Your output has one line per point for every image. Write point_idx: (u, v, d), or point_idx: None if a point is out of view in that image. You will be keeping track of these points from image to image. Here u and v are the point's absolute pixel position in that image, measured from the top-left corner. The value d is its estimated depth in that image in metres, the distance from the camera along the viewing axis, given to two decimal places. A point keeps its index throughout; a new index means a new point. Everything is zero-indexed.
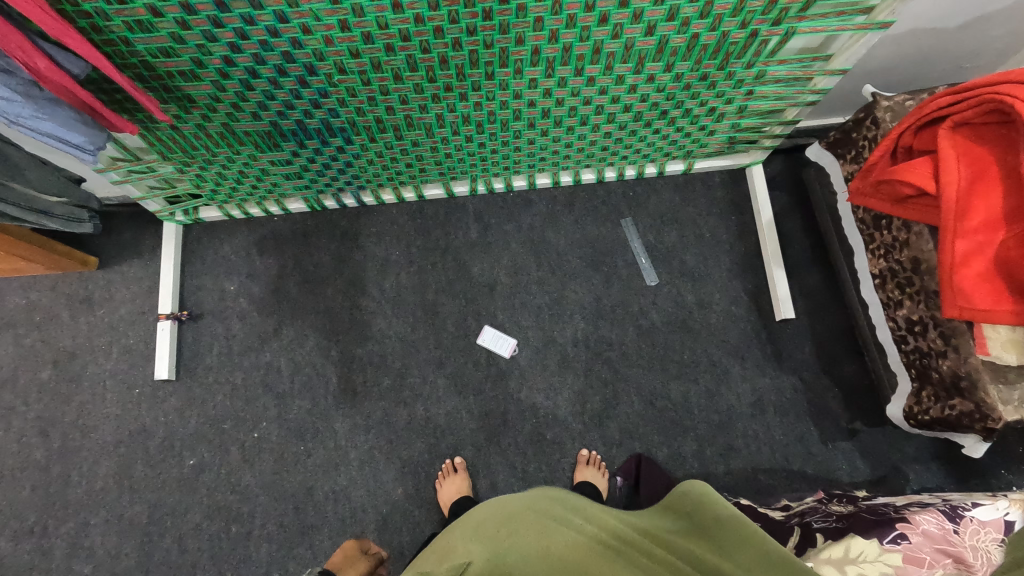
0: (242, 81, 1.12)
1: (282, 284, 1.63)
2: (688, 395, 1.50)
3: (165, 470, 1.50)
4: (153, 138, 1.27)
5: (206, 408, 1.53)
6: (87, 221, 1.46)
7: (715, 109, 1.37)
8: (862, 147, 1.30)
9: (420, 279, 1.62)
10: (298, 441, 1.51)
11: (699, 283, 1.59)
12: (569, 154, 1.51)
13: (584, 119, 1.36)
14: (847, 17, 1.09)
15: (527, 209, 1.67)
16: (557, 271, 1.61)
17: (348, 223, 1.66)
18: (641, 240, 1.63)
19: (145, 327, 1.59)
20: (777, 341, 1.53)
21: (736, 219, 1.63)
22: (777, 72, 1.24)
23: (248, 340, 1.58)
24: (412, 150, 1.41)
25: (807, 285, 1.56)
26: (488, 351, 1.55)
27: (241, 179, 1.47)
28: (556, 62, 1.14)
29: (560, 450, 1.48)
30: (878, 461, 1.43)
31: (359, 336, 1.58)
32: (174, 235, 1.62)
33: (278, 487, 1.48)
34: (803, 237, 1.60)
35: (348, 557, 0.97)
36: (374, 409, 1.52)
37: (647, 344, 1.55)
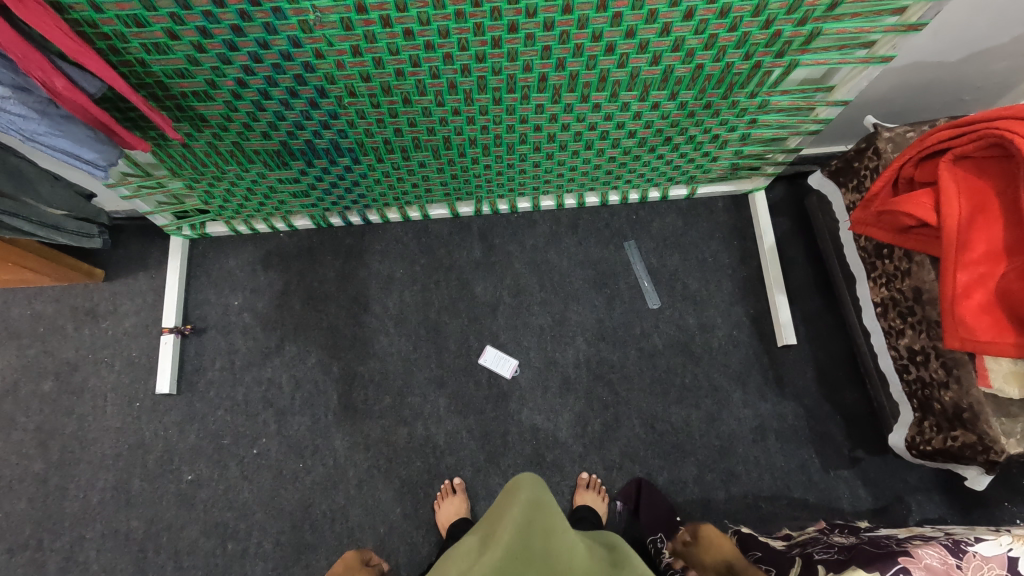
0: (254, 102, 1.14)
1: (285, 299, 1.64)
2: (689, 419, 1.50)
3: (163, 485, 1.49)
4: (164, 155, 1.29)
5: (206, 422, 1.53)
6: (97, 236, 1.47)
7: (718, 136, 1.38)
8: (864, 177, 1.31)
9: (423, 297, 1.63)
10: (298, 458, 1.50)
11: (701, 307, 1.59)
12: (573, 177, 1.53)
13: (589, 144, 1.37)
14: (848, 50, 1.12)
15: (530, 229, 1.68)
16: (559, 292, 1.62)
17: (354, 241, 1.68)
18: (644, 262, 1.64)
19: (149, 340, 1.60)
20: (779, 367, 1.53)
21: (738, 244, 1.64)
22: (780, 101, 1.27)
23: (250, 356, 1.59)
24: (419, 170, 1.43)
25: (809, 311, 1.57)
26: (489, 371, 1.55)
27: (249, 195, 1.49)
28: (562, 89, 1.16)
29: (560, 473, 1.47)
30: (881, 491, 1.42)
31: (361, 353, 1.58)
32: (180, 249, 1.64)
33: (276, 505, 1.47)
34: (805, 263, 1.61)
35: (351, 567, 1.27)
36: (374, 427, 1.52)
37: (648, 368, 1.55)
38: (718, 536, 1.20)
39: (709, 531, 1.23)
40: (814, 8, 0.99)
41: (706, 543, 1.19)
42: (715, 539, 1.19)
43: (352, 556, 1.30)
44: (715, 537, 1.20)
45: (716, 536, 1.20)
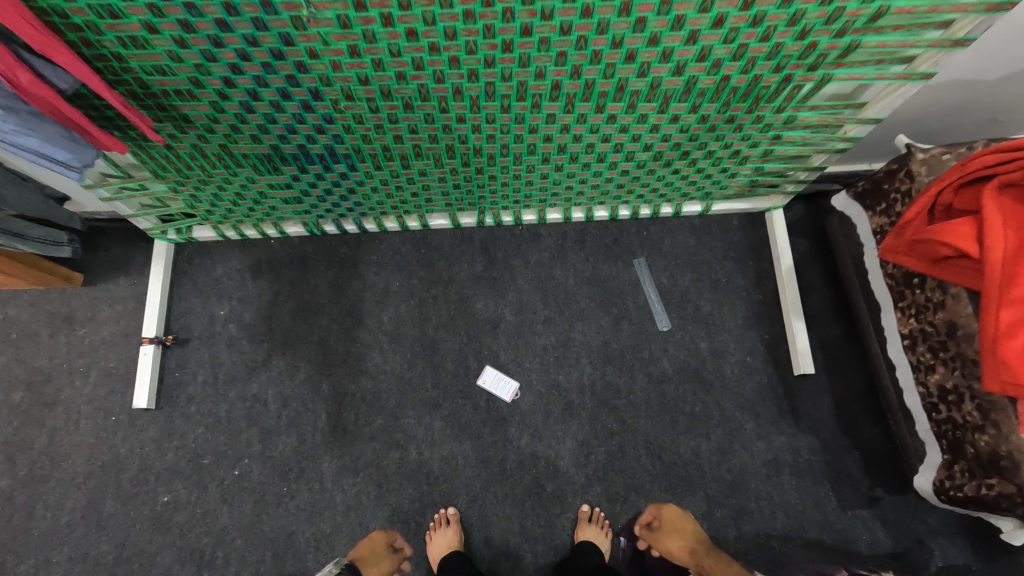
0: (242, 103, 1.05)
1: (274, 310, 1.55)
2: (699, 450, 1.41)
3: (137, 506, 1.40)
4: (146, 157, 1.21)
5: (186, 440, 1.44)
6: (66, 244, 1.43)
7: (739, 152, 1.30)
8: (894, 201, 1.23)
9: (420, 313, 1.54)
10: (281, 482, 1.41)
11: (713, 331, 1.51)
12: (583, 190, 1.44)
13: (601, 156, 1.29)
14: (885, 65, 1.04)
15: (535, 243, 1.59)
16: (564, 310, 1.53)
17: (348, 250, 1.59)
18: (654, 281, 1.55)
19: (127, 350, 1.51)
20: (795, 397, 1.44)
21: (753, 264, 1.56)
22: (808, 117, 1.18)
23: (235, 370, 1.50)
24: (419, 179, 1.35)
25: (826, 339, 1.48)
26: (488, 394, 1.47)
27: (238, 200, 1.40)
28: (576, 98, 1.07)
29: (561, 504, 1.39)
30: (900, 533, 1.34)
31: (353, 370, 1.50)
32: (164, 253, 1.55)
33: (257, 531, 1.38)
34: (823, 287, 1.52)
35: (375, 552, 1.32)
36: (364, 450, 1.43)
37: (656, 395, 1.46)
38: (677, 515, 1.35)
39: (670, 510, 1.35)
40: (854, 18, 0.91)
41: (670, 529, 1.33)
42: (677, 521, 1.34)
43: (379, 538, 1.35)
44: (677, 519, 1.34)
45: (678, 517, 1.34)
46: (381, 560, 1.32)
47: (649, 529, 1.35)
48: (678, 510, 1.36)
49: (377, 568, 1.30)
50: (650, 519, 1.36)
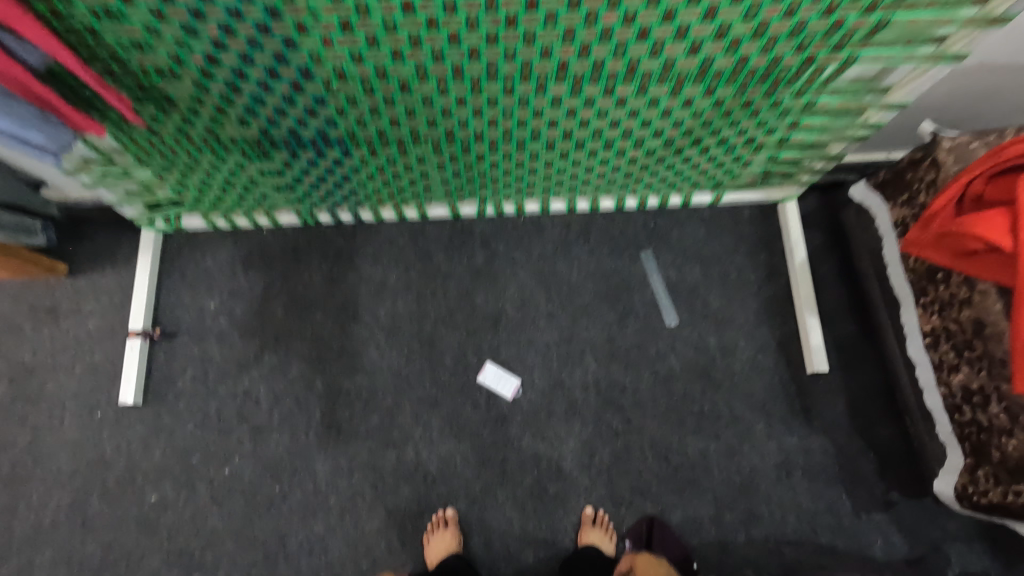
0: (227, 82, 0.99)
1: (266, 303, 1.49)
2: (708, 452, 1.36)
3: (123, 507, 1.34)
4: (128, 140, 1.14)
5: (174, 438, 1.39)
6: (39, 232, 1.41)
7: (753, 139, 1.24)
8: (917, 191, 1.16)
9: (418, 307, 1.48)
10: (273, 482, 1.36)
11: (723, 327, 1.45)
12: (589, 179, 1.38)
13: (608, 143, 1.23)
14: (914, 46, 0.97)
15: (537, 235, 1.53)
16: (568, 305, 1.47)
17: (343, 241, 1.53)
18: (661, 276, 1.49)
19: (114, 345, 1.45)
20: (807, 397, 1.39)
21: (765, 258, 1.50)
22: (828, 102, 1.12)
23: (226, 365, 1.44)
24: (417, 166, 1.28)
25: (841, 336, 1.42)
26: (488, 392, 1.41)
27: (227, 187, 1.34)
28: (584, 80, 1.01)
29: (564, 507, 1.34)
30: (916, 539, 1.28)
31: (348, 367, 1.44)
32: (152, 244, 1.49)
33: (248, 534, 1.33)
34: (838, 282, 1.46)
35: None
36: (359, 450, 1.38)
37: (663, 394, 1.40)
38: (651, 563, 1.14)
39: (644, 557, 1.15)
40: None
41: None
42: (650, 569, 1.12)
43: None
44: (649, 565, 1.13)
45: (651, 565, 1.13)
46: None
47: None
48: (654, 558, 1.15)
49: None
50: (627, 570, 1.18)
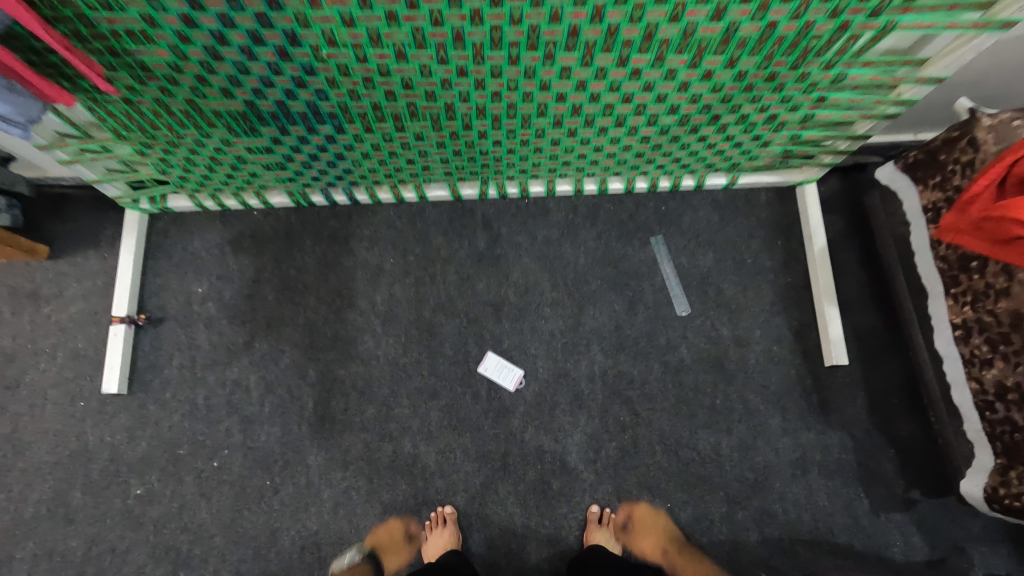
0: (207, 48, 0.90)
1: (257, 288, 1.42)
2: (719, 447, 1.30)
3: (107, 500, 1.29)
4: (103, 113, 1.06)
5: (160, 429, 1.32)
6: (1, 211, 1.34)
7: (775, 116, 1.16)
8: (951, 173, 1.08)
9: (416, 293, 1.41)
10: (264, 475, 1.30)
11: (737, 317, 1.38)
12: (597, 159, 1.30)
13: (620, 120, 1.14)
14: (959, 11, 0.88)
15: (542, 218, 1.45)
16: (574, 292, 1.40)
17: (338, 224, 1.45)
18: (672, 262, 1.41)
19: (97, 330, 1.38)
20: (825, 390, 1.32)
21: (782, 244, 1.42)
22: (859, 75, 1.03)
23: (215, 353, 1.37)
24: (414, 144, 1.20)
25: (861, 326, 1.35)
26: (489, 382, 1.35)
27: (213, 165, 1.26)
28: (596, 48, 0.92)
29: (568, 503, 1.28)
30: (938, 540, 1.22)
31: (342, 356, 1.37)
32: (137, 225, 1.42)
33: (237, 529, 1.27)
34: (859, 269, 1.38)
35: (394, 541, 1.27)
36: (354, 443, 1.32)
37: (673, 386, 1.34)
38: (649, 513, 1.27)
39: (643, 509, 1.27)
40: None
41: (643, 529, 1.26)
42: (649, 521, 1.27)
43: (397, 527, 1.28)
44: (650, 518, 1.26)
45: (651, 516, 1.27)
46: (399, 551, 1.27)
47: (624, 530, 1.25)
48: (650, 508, 1.28)
49: (395, 559, 1.27)
50: (624, 519, 1.26)
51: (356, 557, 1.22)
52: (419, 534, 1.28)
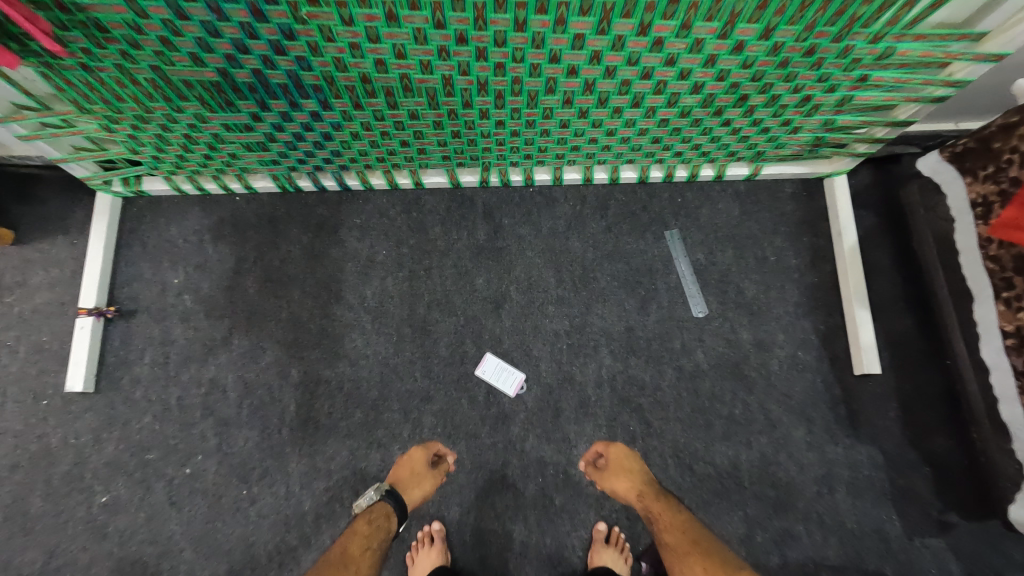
0: (170, 4, 0.79)
1: (237, 279, 1.31)
2: (737, 461, 1.19)
3: (70, 508, 1.18)
4: (60, 80, 0.95)
5: (129, 431, 1.22)
6: None
7: (810, 98, 1.04)
8: (1008, 163, 0.97)
9: (409, 288, 1.30)
10: (240, 484, 1.19)
11: (758, 319, 1.26)
12: (610, 145, 1.18)
13: (637, 99, 1.03)
14: None
15: (548, 209, 1.34)
16: (581, 289, 1.29)
17: (327, 211, 1.34)
18: (688, 259, 1.30)
19: (63, 323, 1.28)
20: (854, 401, 1.21)
21: (808, 241, 1.30)
22: (909, 51, 0.92)
23: (190, 350, 1.27)
24: (409, 124, 1.09)
25: (893, 332, 1.24)
26: (488, 387, 1.24)
27: (188, 144, 1.15)
28: (615, 11, 0.81)
29: (571, 520, 1.17)
30: (976, 568, 1.12)
31: (328, 354, 1.26)
32: (109, 209, 1.31)
33: (210, 542, 1.17)
34: (892, 270, 1.27)
35: (416, 474, 1.17)
36: (339, 450, 1.21)
37: (688, 393, 1.23)
38: (625, 454, 1.18)
39: (618, 449, 1.18)
40: None
41: (617, 469, 1.16)
42: (625, 462, 1.16)
43: (418, 456, 1.18)
44: (625, 458, 1.17)
45: (626, 457, 1.17)
46: (423, 481, 1.16)
47: (595, 468, 1.18)
48: (627, 449, 1.19)
49: (419, 490, 1.16)
50: (595, 457, 1.19)
51: (376, 493, 1.10)
52: (446, 460, 1.20)
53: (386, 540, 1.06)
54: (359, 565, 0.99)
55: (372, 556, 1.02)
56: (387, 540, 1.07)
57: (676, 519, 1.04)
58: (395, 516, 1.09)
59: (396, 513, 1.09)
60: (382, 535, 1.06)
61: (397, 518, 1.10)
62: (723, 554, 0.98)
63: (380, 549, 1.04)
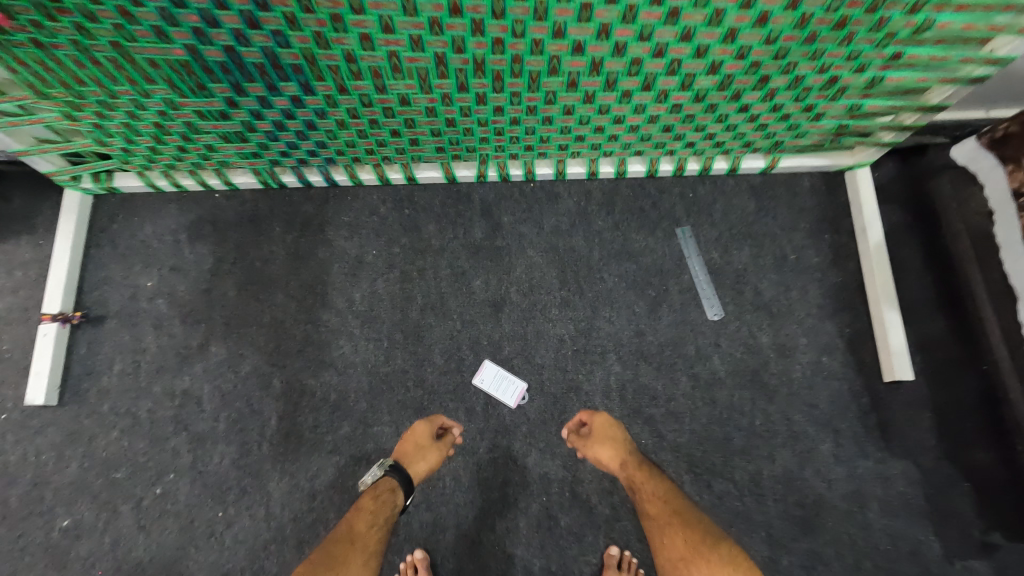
0: None
1: (215, 282, 1.21)
2: (758, 476, 1.10)
3: (27, 533, 1.08)
4: (11, 60, 0.86)
5: (95, 447, 1.12)
6: None
7: (837, 79, 0.95)
8: None
9: (401, 291, 1.20)
10: (215, 506, 1.09)
11: (778, 322, 1.17)
12: (618, 134, 1.09)
13: (648, 81, 0.94)
14: None
15: (550, 206, 1.25)
16: (587, 291, 1.20)
17: (312, 209, 1.25)
18: (701, 258, 1.21)
19: (25, 330, 1.18)
20: (884, 411, 1.12)
21: (830, 238, 1.21)
22: (949, 24, 0.83)
23: (163, 358, 1.17)
24: (399, 111, 1.00)
25: (925, 335, 1.14)
26: (486, 397, 1.14)
27: (159, 135, 1.05)
28: None
29: (578, 544, 1.07)
30: None
31: (313, 362, 1.17)
32: (77, 207, 1.21)
33: (182, 569, 1.07)
34: (922, 268, 1.17)
35: (420, 447, 1.08)
36: (324, 468, 1.11)
37: (703, 403, 1.13)
38: (610, 424, 1.09)
39: (603, 418, 1.10)
40: None
41: (600, 437, 1.07)
42: (610, 431, 1.08)
43: (422, 430, 1.10)
44: (610, 427, 1.08)
45: (610, 426, 1.09)
46: (428, 454, 1.08)
47: (579, 436, 1.10)
48: (612, 418, 1.11)
49: (424, 464, 1.07)
50: (579, 426, 1.11)
51: (381, 469, 1.03)
52: (452, 432, 1.12)
53: (393, 515, 0.99)
54: (366, 543, 0.94)
55: (380, 532, 0.96)
56: (395, 515, 1.00)
57: (656, 490, 0.98)
58: (400, 490, 1.01)
59: (402, 487, 1.01)
60: (389, 511, 0.99)
61: (403, 493, 1.01)
62: (704, 524, 0.93)
63: (387, 524, 0.98)
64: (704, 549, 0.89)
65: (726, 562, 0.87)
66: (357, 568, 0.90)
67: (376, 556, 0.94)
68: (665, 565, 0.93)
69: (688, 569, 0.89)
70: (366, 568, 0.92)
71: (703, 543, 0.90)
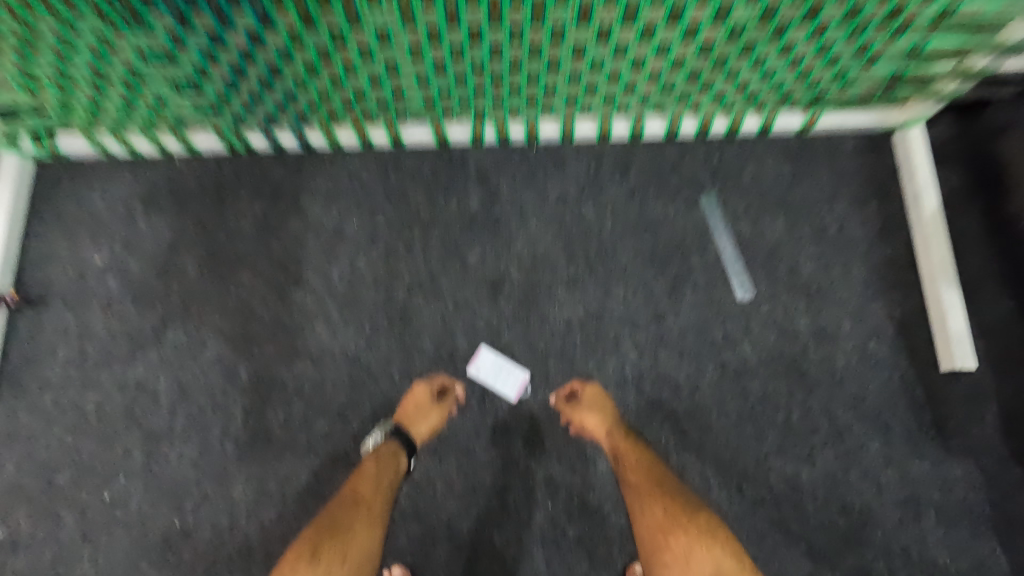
0: None
1: (173, 259, 1.06)
2: (793, 480, 0.96)
3: None
4: None
5: (34, 448, 0.98)
6: None
7: (903, 7, 0.78)
8: None
9: (386, 268, 1.05)
10: (171, 513, 0.96)
11: (818, 303, 1.02)
12: (637, 84, 0.93)
13: (677, 9, 0.77)
14: None
15: (556, 171, 1.09)
16: (598, 268, 1.04)
17: (284, 175, 1.09)
18: (729, 231, 1.06)
19: None
20: (941, 406, 0.97)
21: (877, 208, 1.06)
22: None
23: (112, 346, 1.02)
24: (377, 52, 0.83)
25: (989, 319, 0.99)
26: (483, 389, 0.99)
27: (98, 84, 0.89)
28: None
29: (589, 557, 0.94)
30: None
31: (285, 350, 1.02)
32: (12, 173, 1.05)
33: None
34: (986, 242, 1.02)
35: (420, 408, 0.96)
36: (297, 470, 0.97)
37: (732, 396, 0.99)
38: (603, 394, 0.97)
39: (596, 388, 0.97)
40: None
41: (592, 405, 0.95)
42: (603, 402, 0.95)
43: (421, 392, 0.97)
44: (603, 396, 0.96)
45: (603, 395, 0.97)
46: (429, 415, 0.96)
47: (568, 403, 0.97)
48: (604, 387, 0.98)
49: (426, 425, 0.95)
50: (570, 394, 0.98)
51: (381, 433, 0.93)
52: (455, 391, 0.99)
53: (398, 478, 0.89)
54: (371, 505, 0.83)
55: (387, 496, 0.86)
56: (400, 478, 0.90)
57: (642, 460, 0.87)
58: (403, 452, 0.91)
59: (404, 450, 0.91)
60: (394, 474, 0.89)
61: (405, 455, 0.92)
62: (689, 496, 0.83)
63: (393, 488, 0.87)
64: (683, 518, 0.78)
65: (705, 532, 0.77)
66: (364, 533, 0.79)
67: (383, 519, 0.83)
68: (641, 535, 0.80)
69: (667, 541, 0.77)
70: (374, 532, 0.80)
71: (684, 513, 0.79)
